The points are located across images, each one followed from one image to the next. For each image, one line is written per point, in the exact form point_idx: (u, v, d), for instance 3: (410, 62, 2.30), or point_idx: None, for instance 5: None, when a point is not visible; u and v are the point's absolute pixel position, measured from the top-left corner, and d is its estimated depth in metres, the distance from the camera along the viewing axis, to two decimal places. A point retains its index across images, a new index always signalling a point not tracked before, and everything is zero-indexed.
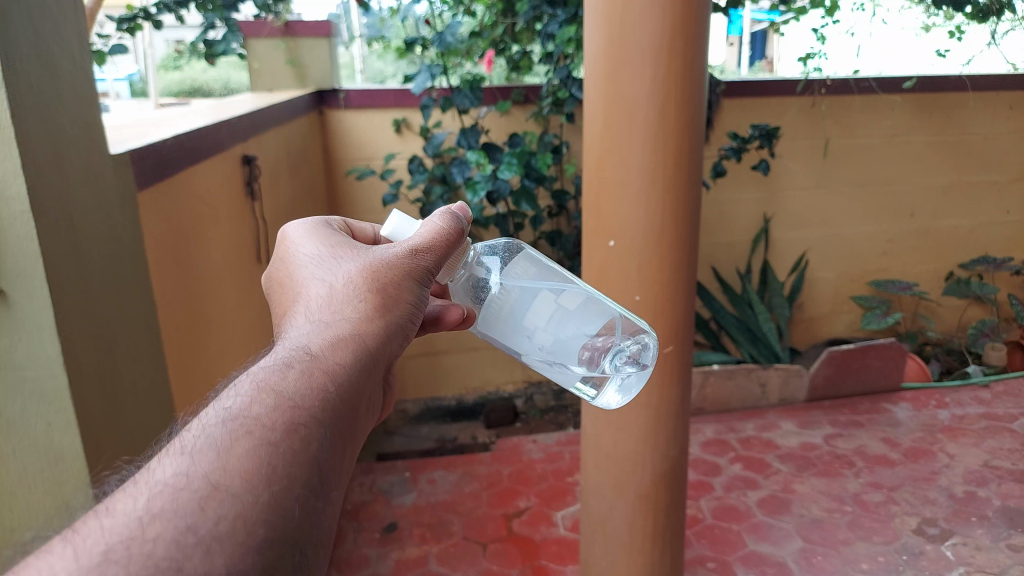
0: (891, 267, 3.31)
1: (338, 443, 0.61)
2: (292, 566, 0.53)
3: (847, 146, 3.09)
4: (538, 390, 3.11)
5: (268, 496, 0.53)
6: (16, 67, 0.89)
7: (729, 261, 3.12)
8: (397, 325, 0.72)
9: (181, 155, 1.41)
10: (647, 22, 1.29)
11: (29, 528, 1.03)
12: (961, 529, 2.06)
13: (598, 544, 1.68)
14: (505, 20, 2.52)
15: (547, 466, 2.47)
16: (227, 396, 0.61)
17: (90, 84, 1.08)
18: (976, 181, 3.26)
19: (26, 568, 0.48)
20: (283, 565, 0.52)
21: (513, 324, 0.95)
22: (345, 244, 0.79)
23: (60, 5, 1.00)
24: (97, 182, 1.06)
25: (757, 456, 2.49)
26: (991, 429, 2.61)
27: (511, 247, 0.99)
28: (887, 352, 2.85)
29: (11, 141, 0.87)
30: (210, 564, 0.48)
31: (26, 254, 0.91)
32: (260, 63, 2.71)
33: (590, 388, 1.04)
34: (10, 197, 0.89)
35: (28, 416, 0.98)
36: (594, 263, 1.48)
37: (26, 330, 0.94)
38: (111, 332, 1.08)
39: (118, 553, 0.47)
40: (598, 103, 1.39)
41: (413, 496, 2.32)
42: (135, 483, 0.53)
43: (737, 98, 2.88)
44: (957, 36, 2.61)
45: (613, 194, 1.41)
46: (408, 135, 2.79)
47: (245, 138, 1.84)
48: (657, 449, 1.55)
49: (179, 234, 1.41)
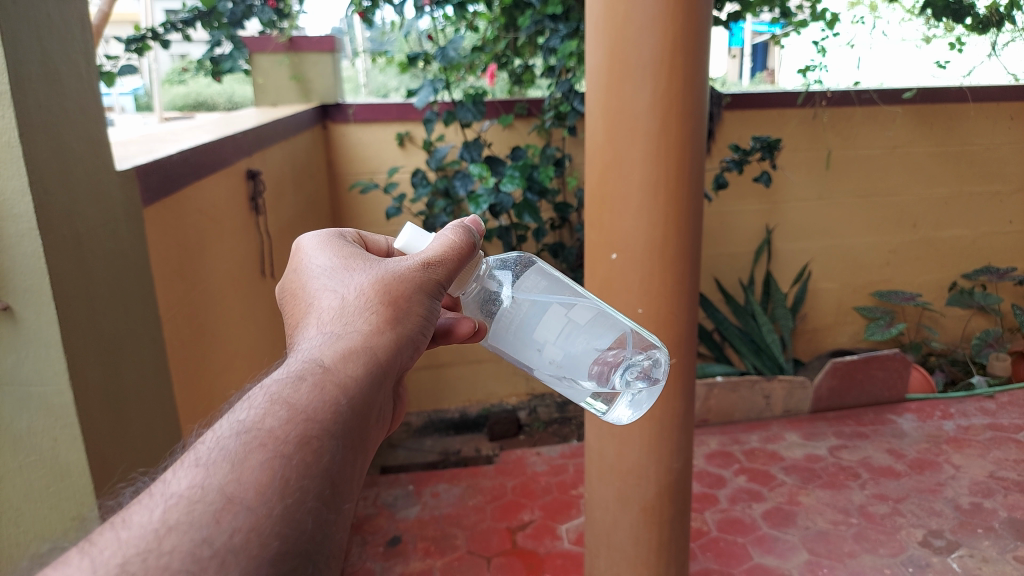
0: (894, 277, 3.31)
1: (350, 454, 0.62)
2: None
3: (848, 158, 3.10)
4: (541, 402, 3.12)
5: (281, 508, 0.54)
6: (25, 87, 0.90)
7: (732, 273, 3.13)
8: (408, 337, 0.72)
9: (187, 170, 1.42)
10: (647, 36, 1.30)
11: (48, 539, 1.03)
12: (967, 541, 2.04)
13: (602, 558, 1.67)
14: (507, 35, 2.53)
15: (551, 478, 2.46)
16: (240, 409, 0.61)
17: (97, 100, 1.09)
18: (978, 192, 3.27)
19: None
20: None
21: (523, 336, 0.95)
22: (356, 256, 0.79)
23: (68, 25, 1.02)
24: (103, 199, 1.07)
25: (762, 468, 2.48)
26: (996, 440, 2.60)
27: (523, 261, 1.00)
28: (891, 363, 2.84)
29: (19, 161, 0.88)
30: None
31: (33, 271, 0.92)
32: (264, 79, 2.76)
33: (600, 403, 1.04)
34: (17, 215, 0.90)
35: (35, 431, 0.98)
36: (596, 275, 1.49)
37: (31, 346, 0.94)
38: (117, 344, 1.09)
39: (134, 565, 0.47)
40: (599, 118, 1.40)
41: (417, 509, 2.32)
42: (149, 494, 0.53)
43: (740, 111, 2.91)
44: (958, 47, 2.62)
45: (613, 208, 1.42)
46: (410, 149, 2.81)
47: (249, 153, 1.84)
48: (660, 461, 1.55)
49: (182, 248, 1.41)
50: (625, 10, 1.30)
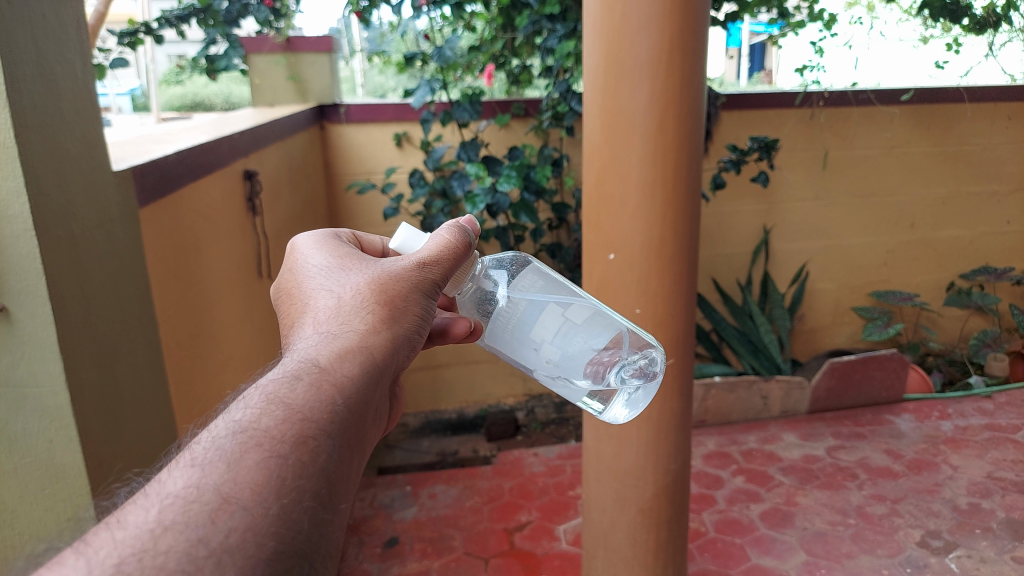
0: (892, 278, 3.31)
1: (347, 454, 0.61)
2: None
3: (845, 158, 3.10)
4: (539, 403, 3.12)
5: (278, 508, 0.53)
6: (19, 87, 0.89)
7: (730, 273, 3.13)
8: (405, 337, 0.72)
9: (183, 171, 1.42)
10: (644, 37, 1.30)
11: (44, 541, 1.03)
12: (966, 541, 2.04)
13: (600, 559, 1.66)
14: (504, 35, 2.53)
15: (549, 479, 2.46)
16: (236, 409, 0.61)
17: (93, 101, 1.09)
18: (975, 192, 3.27)
19: None
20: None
21: (520, 335, 0.94)
22: (352, 256, 0.79)
23: (64, 25, 1.01)
24: (98, 199, 1.06)
25: (760, 468, 2.48)
26: (994, 440, 2.60)
27: (518, 260, 1.00)
28: (889, 363, 2.84)
29: (14, 161, 0.88)
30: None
31: (28, 272, 0.91)
32: (261, 79, 2.76)
33: (597, 403, 1.04)
34: (12, 216, 0.89)
35: (29, 434, 0.98)
36: (593, 275, 1.49)
37: (27, 347, 0.94)
38: (112, 345, 1.08)
39: (130, 566, 0.46)
40: (596, 119, 1.40)
41: (415, 510, 2.31)
42: (145, 495, 0.53)
43: (737, 111, 2.91)
44: (955, 48, 2.63)
45: (611, 208, 1.42)
46: (408, 149, 2.80)
47: (246, 153, 1.84)
48: (658, 462, 1.54)
49: (179, 249, 1.40)
50: (623, 11, 1.30)
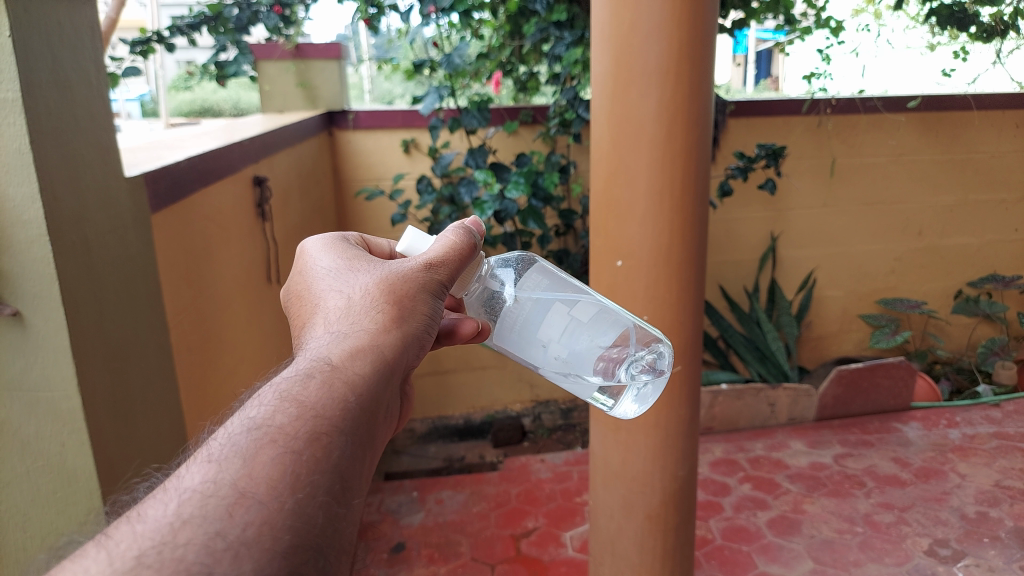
0: (899, 285, 3.30)
1: (360, 450, 0.61)
2: (316, 570, 0.52)
3: (853, 165, 3.10)
4: (546, 408, 3.11)
5: (293, 502, 0.54)
6: (35, 94, 0.90)
7: (737, 280, 3.13)
8: (413, 336, 0.72)
9: (194, 177, 1.43)
10: (652, 44, 1.31)
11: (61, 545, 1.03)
12: (973, 550, 2.03)
13: (606, 565, 1.66)
14: (512, 42, 2.55)
15: (555, 485, 2.46)
16: (251, 407, 0.61)
17: (107, 108, 1.10)
18: (984, 200, 3.26)
19: (62, 571, 0.49)
20: (307, 569, 0.52)
21: (528, 335, 0.95)
22: (361, 258, 0.79)
23: (78, 32, 1.03)
24: (112, 204, 1.08)
25: (767, 475, 2.48)
26: (1002, 448, 2.59)
27: (524, 260, 0.99)
28: (896, 371, 2.83)
29: (29, 167, 0.89)
30: (239, 568, 0.49)
31: (42, 277, 0.92)
32: (271, 85, 2.74)
33: (606, 398, 1.06)
34: (27, 221, 0.90)
35: (42, 438, 0.98)
36: (600, 282, 1.49)
37: (40, 352, 0.95)
38: (124, 350, 1.09)
39: (150, 557, 0.48)
40: (604, 124, 1.41)
41: (421, 516, 2.31)
42: (164, 489, 0.54)
43: (744, 119, 2.91)
44: (962, 56, 2.63)
45: (617, 214, 1.43)
46: (416, 155, 2.83)
47: (256, 159, 1.86)
48: (666, 469, 1.54)
49: (189, 253, 1.41)
50: (632, 18, 1.31)
